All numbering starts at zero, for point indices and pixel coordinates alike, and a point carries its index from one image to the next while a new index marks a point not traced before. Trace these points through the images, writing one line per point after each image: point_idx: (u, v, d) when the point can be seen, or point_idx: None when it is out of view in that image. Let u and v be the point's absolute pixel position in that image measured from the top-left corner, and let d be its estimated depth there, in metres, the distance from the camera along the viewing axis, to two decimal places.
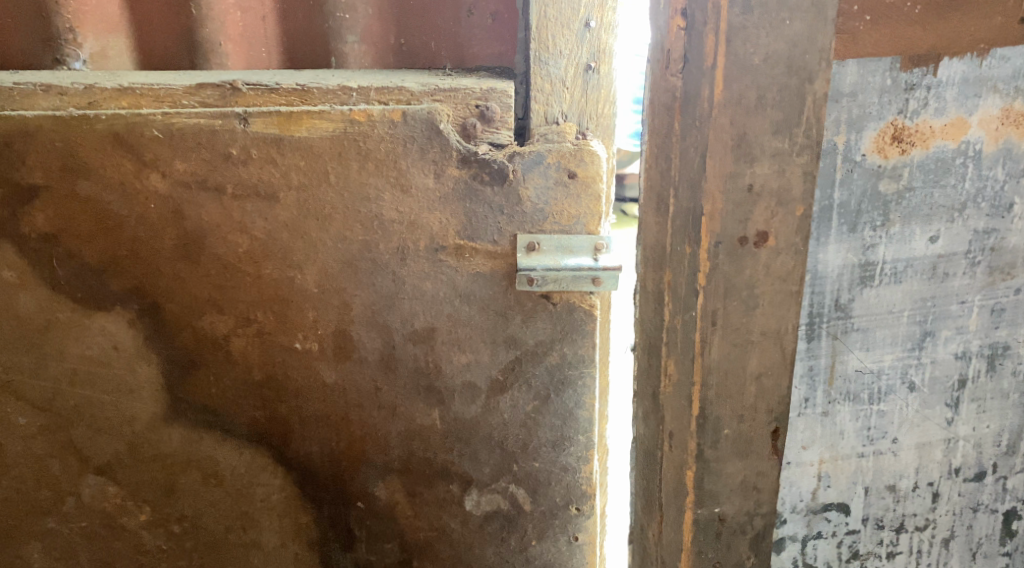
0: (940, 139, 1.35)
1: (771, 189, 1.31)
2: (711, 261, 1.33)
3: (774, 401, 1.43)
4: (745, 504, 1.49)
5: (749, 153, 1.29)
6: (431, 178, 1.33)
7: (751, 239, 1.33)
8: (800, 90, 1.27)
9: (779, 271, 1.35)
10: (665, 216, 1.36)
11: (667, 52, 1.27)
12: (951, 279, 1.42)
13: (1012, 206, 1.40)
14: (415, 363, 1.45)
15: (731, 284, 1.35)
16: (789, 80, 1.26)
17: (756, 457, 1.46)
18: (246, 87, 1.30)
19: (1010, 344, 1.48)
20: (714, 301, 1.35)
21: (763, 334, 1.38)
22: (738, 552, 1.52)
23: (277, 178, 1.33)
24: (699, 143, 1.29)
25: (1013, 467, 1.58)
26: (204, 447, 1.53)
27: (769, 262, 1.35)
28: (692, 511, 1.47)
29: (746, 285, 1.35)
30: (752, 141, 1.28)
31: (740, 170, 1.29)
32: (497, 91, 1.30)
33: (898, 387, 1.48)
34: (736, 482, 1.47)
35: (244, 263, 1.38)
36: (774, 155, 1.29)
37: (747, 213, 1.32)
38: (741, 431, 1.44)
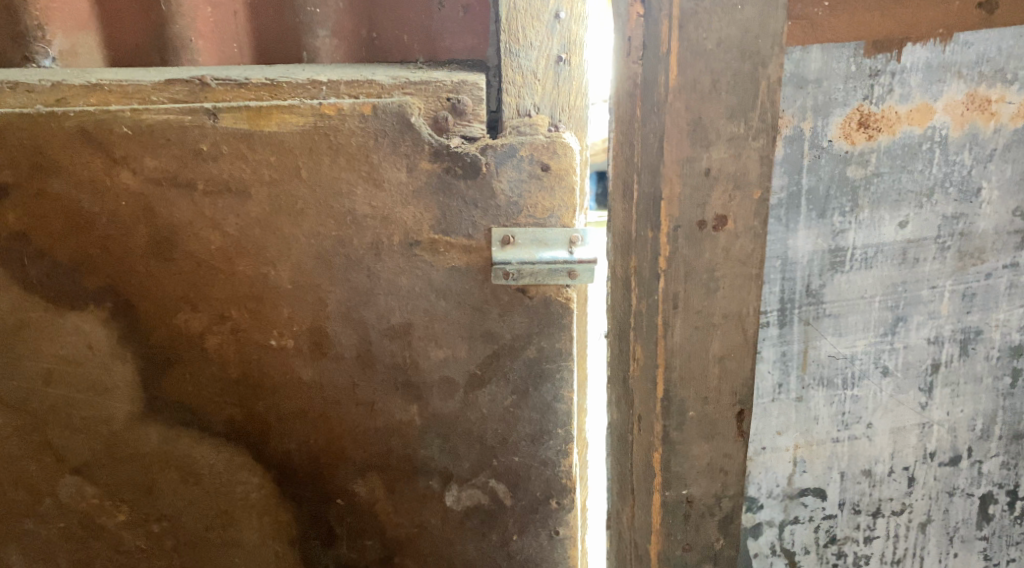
0: (905, 124, 1.35)
1: (728, 173, 1.32)
2: (671, 245, 1.35)
3: (738, 383, 1.42)
4: (713, 486, 1.49)
5: (705, 137, 1.30)
6: (404, 172, 1.32)
7: (710, 223, 1.34)
8: (753, 75, 1.28)
9: (739, 255, 1.36)
10: (631, 204, 1.35)
11: (628, 39, 1.28)
12: (921, 265, 1.43)
13: (979, 191, 1.40)
14: (392, 359, 1.45)
15: (692, 267, 1.36)
16: (742, 64, 1.28)
17: (723, 440, 1.46)
18: (216, 82, 1.31)
19: (982, 328, 1.49)
20: (675, 285, 1.36)
21: (725, 317, 1.39)
22: (707, 535, 1.51)
23: (248, 174, 1.32)
24: (656, 129, 1.30)
25: (988, 451, 1.59)
26: (182, 446, 1.52)
27: (729, 246, 1.36)
28: (659, 493, 1.48)
29: (706, 269, 1.36)
30: (707, 125, 1.29)
31: (697, 155, 1.31)
32: (467, 84, 1.31)
33: (872, 372, 1.49)
34: (702, 464, 1.47)
35: (217, 259, 1.38)
36: (730, 139, 1.30)
37: (705, 197, 1.33)
38: (705, 413, 1.44)
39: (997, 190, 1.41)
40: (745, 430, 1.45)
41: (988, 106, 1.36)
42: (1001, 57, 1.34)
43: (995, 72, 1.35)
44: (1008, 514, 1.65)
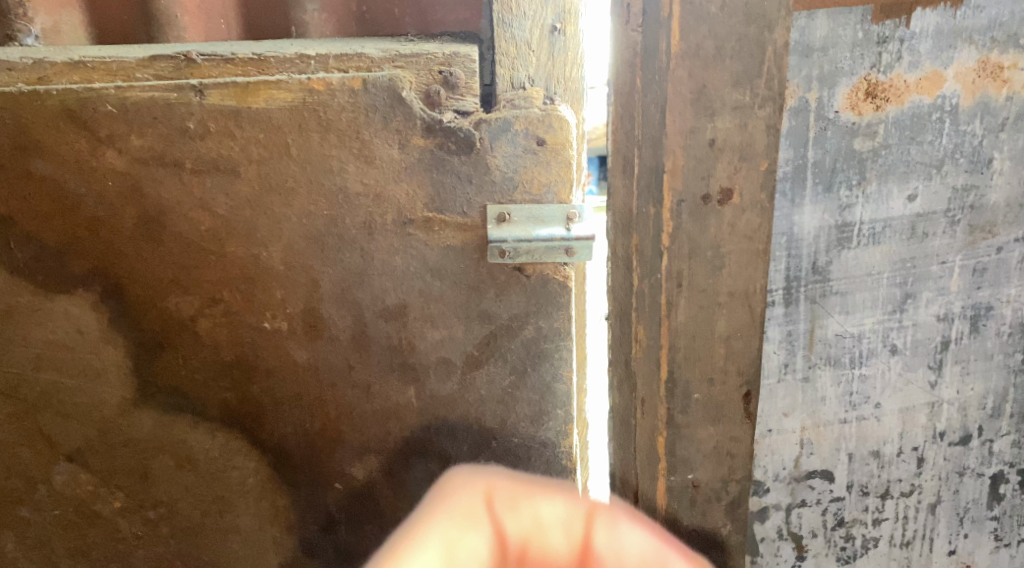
0: (915, 93, 1.30)
1: (733, 144, 1.26)
2: (674, 221, 1.29)
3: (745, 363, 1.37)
4: (719, 471, 1.43)
5: (709, 107, 1.23)
6: (396, 148, 1.29)
7: (714, 196, 1.27)
8: (758, 39, 1.21)
9: (745, 230, 1.30)
10: (633, 177, 1.29)
11: (626, 5, 1.20)
12: (930, 239, 1.38)
13: (991, 162, 1.36)
14: (388, 341, 1.42)
15: (696, 244, 1.29)
16: (747, 29, 1.20)
17: (730, 422, 1.40)
18: (201, 58, 1.27)
19: (992, 304, 1.45)
20: (679, 262, 1.31)
21: (730, 294, 1.33)
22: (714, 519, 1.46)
23: (237, 152, 1.29)
24: (659, 99, 1.23)
25: (999, 430, 1.55)
26: (176, 432, 1.50)
27: (734, 221, 1.30)
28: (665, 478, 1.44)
29: (711, 246, 1.30)
30: (711, 94, 1.22)
31: (701, 126, 1.24)
32: (460, 56, 1.27)
33: (880, 351, 1.45)
34: (709, 447, 1.41)
35: (207, 240, 1.35)
36: (735, 108, 1.24)
37: (709, 169, 1.27)
38: (711, 395, 1.38)
39: (1009, 160, 1.36)
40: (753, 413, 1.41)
41: (1000, 73, 1.31)
42: (1013, 21, 1.29)
43: (1009, 37, 1.30)
44: (1019, 493, 1.62)
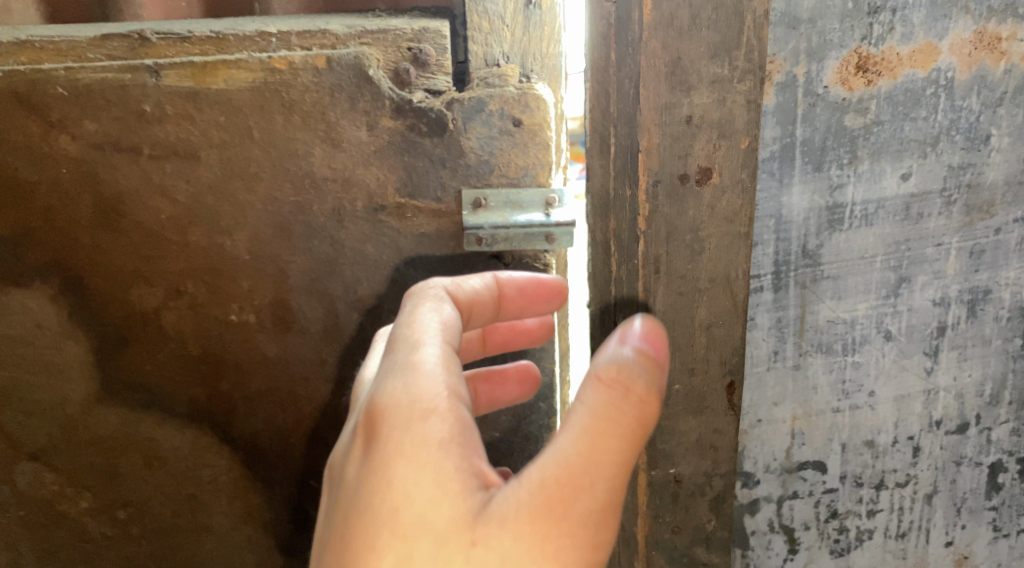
0: (908, 67, 1.24)
1: (712, 120, 1.17)
2: (651, 203, 1.20)
3: (728, 352, 1.29)
4: (702, 464, 1.35)
5: (684, 81, 1.15)
6: (364, 131, 1.23)
7: (693, 176, 1.19)
8: (737, 7, 1.14)
9: (724, 213, 1.22)
10: (608, 158, 1.21)
11: None
12: (926, 221, 1.33)
13: (989, 139, 1.30)
14: (362, 334, 1.36)
15: (674, 228, 1.21)
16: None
17: (712, 414, 1.32)
18: (156, 36, 1.20)
19: (991, 288, 1.39)
20: (655, 246, 1.22)
21: (712, 280, 1.25)
22: (699, 516, 1.38)
23: (196, 136, 1.23)
24: (631, 73, 1.16)
25: (997, 417, 1.50)
26: (144, 429, 1.45)
27: (713, 202, 1.21)
28: (646, 473, 1.35)
29: (690, 229, 1.22)
30: (687, 67, 1.15)
31: (676, 101, 1.16)
32: (430, 31, 1.21)
33: (874, 337, 1.40)
34: (691, 440, 1.33)
35: (169, 229, 1.29)
36: (713, 82, 1.16)
37: (686, 147, 1.18)
38: (692, 386, 1.30)
39: (1007, 137, 1.30)
40: (738, 405, 1.31)
41: (997, 44, 1.25)
42: None
43: (1006, 8, 1.24)
44: (1018, 482, 1.56)
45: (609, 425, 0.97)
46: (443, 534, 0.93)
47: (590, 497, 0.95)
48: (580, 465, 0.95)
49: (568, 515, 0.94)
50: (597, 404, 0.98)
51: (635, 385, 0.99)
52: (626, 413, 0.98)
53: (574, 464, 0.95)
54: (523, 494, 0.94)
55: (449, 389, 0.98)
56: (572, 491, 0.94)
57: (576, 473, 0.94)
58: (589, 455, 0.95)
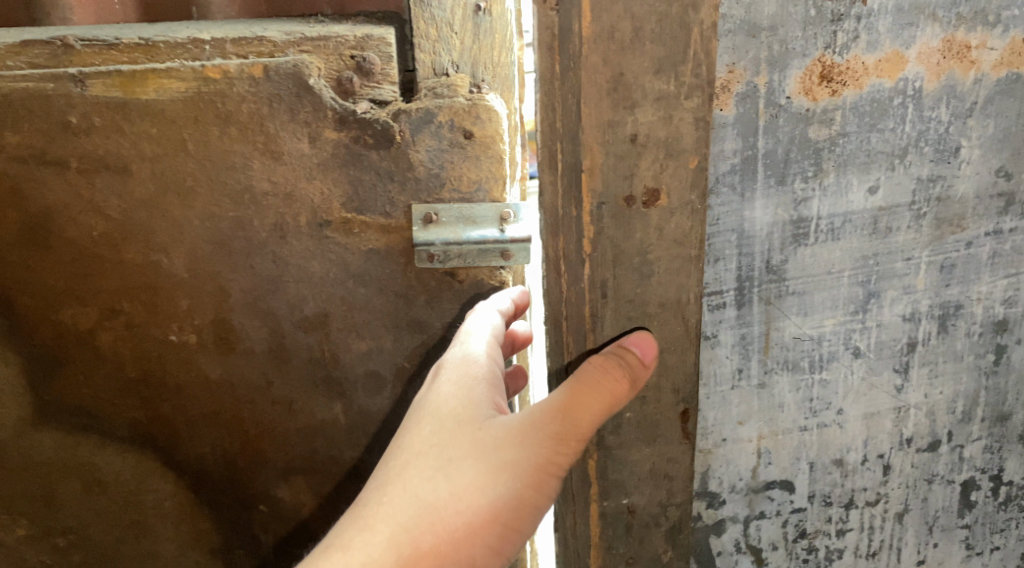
0: (874, 77, 1.19)
1: (658, 137, 1.14)
2: (595, 225, 1.17)
3: (680, 379, 1.25)
4: (656, 494, 1.31)
5: (628, 98, 1.12)
6: (306, 142, 1.16)
7: (639, 199, 1.16)
8: (683, 18, 1.09)
9: (674, 235, 1.18)
10: (557, 174, 1.15)
11: None
12: (894, 235, 1.28)
13: (959, 151, 1.24)
14: (310, 354, 1.30)
15: (620, 250, 1.18)
16: (669, 7, 1.09)
17: (665, 443, 1.29)
18: (80, 43, 1.12)
19: (962, 303, 1.34)
20: (602, 270, 1.19)
21: (661, 305, 1.22)
22: (653, 547, 1.34)
23: (126, 148, 1.16)
24: (575, 90, 1.11)
25: (970, 434, 1.44)
26: (82, 453, 1.38)
27: (662, 224, 1.18)
28: (596, 504, 1.30)
29: (637, 251, 1.19)
30: (630, 83, 1.11)
31: (620, 119, 1.12)
32: (374, 39, 1.14)
33: (841, 354, 1.35)
34: (644, 470, 1.30)
35: (101, 246, 1.22)
36: (657, 99, 1.12)
37: (632, 167, 1.15)
38: (642, 414, 1.26)
39: (978, 149, 1.25)
40: (692, 433, 1.27)
41: (967, 53, 1.19)
42: None
43: (976, 15, 1.18)
44: (992, 500, 1.50)
45: (607, 389, 1.11)
46: (439, 435, 1.07)
47: (558, 433, 1.06)
48: (558, 406, 1.08)
49: (536, 445, 1.05)
50: (581, 370, 1.12)
51: (618, 365, 1.14)
52: (607, 386, 1.11)
53: (552, 403, 1.08)
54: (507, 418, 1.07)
55: (490, 358, 1.13)
56: (544, 422, 1.06)
57: (553, 407, 1.07)
58: (567, 397, 1.09)
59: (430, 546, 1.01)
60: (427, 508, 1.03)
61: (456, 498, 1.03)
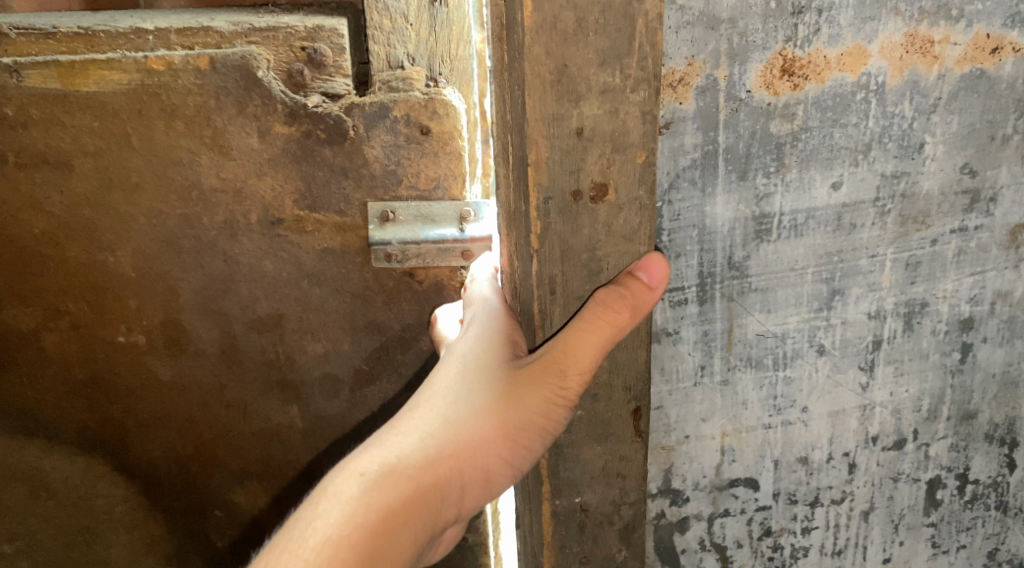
0: (835, 72, 1.03)
1: (605, 132, 0.94)
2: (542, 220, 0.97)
3: (633, 377, 1.09)
4: (610, 492, 1.16)
5: (572, 90, 0.92)
6: (255, 137, 1.12)
7: (587, 194, 0.96)
8: (626, 8, 0.90)
9: (623, 232, 0.98)
10: (505, 166, 0.99)
11: None
12: (858, 231, 1.11)
13: (921, 147, 1.08)
14: (263, 356, 1.26)
15: (568, 247, 0.98)
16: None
17: (618, 442, 1.13)
18: (15, 31, 1.08)
19: (928, 300, 1.17)
20: (549, 266, 0.99)
21: None
22: (608, 545, 1.20)
23: (67, 143, 1.11)
24: (520, 79, 0.92)
25: (935, 433, 1.26)
26: (29, 458, 1.35)
27: (610, 221, 0.97)
28: (549, 502, 1.16)
29: (587, 248, 0.98)
30: (575, 75, 0.91)
31: (565, 112, 0.92)
32: (325, 30, 1.10)
33: (806, 351, 1.18)
34: (597, 468, 1.14)
35: (43, 245, 1.18)
36: (604, 92, 0.92)
37: (578, 162, 0.95)
38: (595, 413, 1.10)
39: (943, 145, 1.08)
40: (644, 432, 1.12)
41: (931, 48, 1.03)
42: None
43: (937, 9, 1.02)
44: (959, 497, 1.31)
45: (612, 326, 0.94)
46: (460, 372, 0.94)
47: (568, 365, 0.93)
48: (562, 344, 0.94)
49: (550, 372, 0.93)
50: (587, 307, 0.95)
51: (626, 297, 0.95)
52: (612, 320, 0.94)
53: (563, 337, 0.94)
54: (520, 359, 0.94)
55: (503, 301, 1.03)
56: (556, 354, 0.93)
57: (564, 339, 0.94)
58: (576, 332, 0.94)
59: (451, 450, 0.89)
60: (449, 414, 0.91)
61: (476, 412, 0.91)
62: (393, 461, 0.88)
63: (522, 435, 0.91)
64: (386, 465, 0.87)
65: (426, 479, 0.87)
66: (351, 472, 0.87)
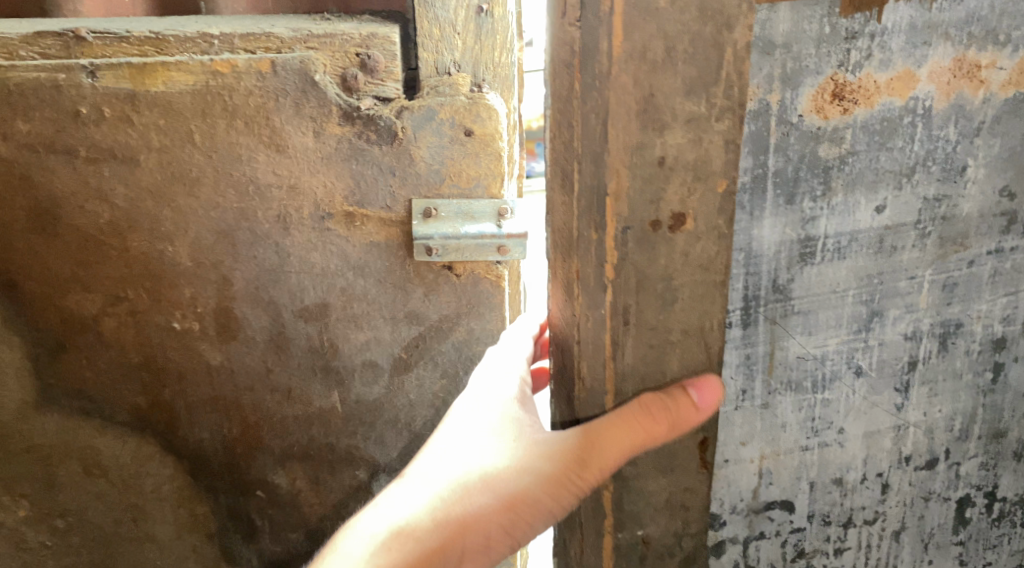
0: (885, 96, 1.01)
1: (686, 160, 0.92)
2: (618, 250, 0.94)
3: None
4: (672, 524, 1.09)
5: (658, 119, 0.89)
6: (311, 136, 1.19)
7: (665, 222, 0.93)
8: (716, 36, 0.88)
9: (698, 260, 0.95)
10: (571, 195, 0.92)
11: None
12: (899, 254, 1.09)
13: (965, 169, 1.06)
14: (309, 343, 1.34)
15: (644, 276, 0.95)
16: (702, 25, 0.87)
17: (682, 472, 1.07)
18: (92, 35, 1.14)
19: (962, 321, 1.15)
20: (624, 295, 0.96)
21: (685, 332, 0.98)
22: None
23: (135, 139, 1.19)
24: (598, 108, 0.89)
25: (966, 452, 1.24)
26: (83, 437, 1.40)
27: (687, 249, 0.95)
28: (611, 536, 1.09)
29: (661, 276, 0.95)
30: (661, 103, 0.89)
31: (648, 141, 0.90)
32: (378, 37, 1.16)
33: (845, 373, 1.15)
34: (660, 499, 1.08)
35: (106, 234, 1.24)
36: (689, 120, 0.90)
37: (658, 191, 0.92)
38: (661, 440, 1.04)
39: (983, 168, 1.07)
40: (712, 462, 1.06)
41: (976, 73, 1.02)
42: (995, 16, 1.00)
43: (987, 34, 1.01)
44: (987, 515, 1.30)
45: (643, 426, 0.94)
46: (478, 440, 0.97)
47: (590, 457, 0.94)
48: (587, 431, 0.94)
49: (566, 460, 0.94)
50: (629, 405, 0.96)
51: (669, 409, 0.95)
52: (644, 423, 0.94)
53: (591, 426, 0.95)
54: (541, 438, 0.96)
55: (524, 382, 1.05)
56: (581, 444, 0.94)
57: (593, 429, 0.94)
58: (607, 426, 0.94)
59: (456, 516, 0.92)
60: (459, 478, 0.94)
61: (484, 486, 0.93)
62: (402, 524, 0.92)
63: (526, 512, 0.94)
64: (395, 527, 0.92)
65: (429, 542, 0.91)
66: (361, 532, 0.93)
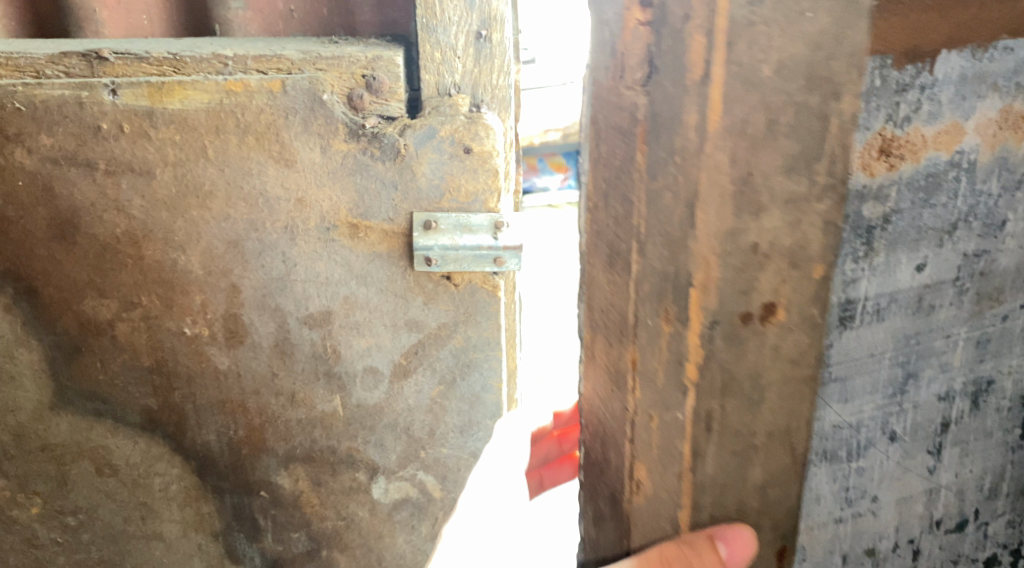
0: (932, 153, 0.61)
1: (784, 246, 0.60)
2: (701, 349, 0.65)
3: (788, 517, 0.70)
4: None
5: (753, 199, 0.59)
6: (318, 152, 1.26)
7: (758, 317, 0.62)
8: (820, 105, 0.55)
9: (794, 355, 0.63)
10: (631, 277, 0.70)
11: (618, 54, 0.68)
12: (939, 313, 0.67)
13: (1004, 225, 0.67)
14: (313, 349, 1.40)
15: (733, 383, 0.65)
16: (806, 92, 0.56)
17: None
18: (114, 55, 1.21)
19: (992, 378, 0.74)
20: (708, 399, 0.67)
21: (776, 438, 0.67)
22: None
23: (152, 154, 1.26)
24: (689, 187, 0.62)
25: (997, 514, 0.81)
26: (96, 437, 1.46)
27: (780, 345, 0.63)
28: None
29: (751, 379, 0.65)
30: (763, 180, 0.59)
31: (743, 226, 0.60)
32: (383, 60, 1.23)
33: (879, 437, 0.70)
34: None
35: (123, 243, 1.31)
36: (788, 204, 0.59)
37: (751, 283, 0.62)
38: None
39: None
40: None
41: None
42: None
43: None
44: None
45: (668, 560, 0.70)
46: None
47: None
48: None
49: None
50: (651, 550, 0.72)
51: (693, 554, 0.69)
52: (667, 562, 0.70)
53: None
54: None
55: None
56: None
57: None
58: None
59: None
60: None
61: None
62: None
63: None
64: None
65: None
66: None
